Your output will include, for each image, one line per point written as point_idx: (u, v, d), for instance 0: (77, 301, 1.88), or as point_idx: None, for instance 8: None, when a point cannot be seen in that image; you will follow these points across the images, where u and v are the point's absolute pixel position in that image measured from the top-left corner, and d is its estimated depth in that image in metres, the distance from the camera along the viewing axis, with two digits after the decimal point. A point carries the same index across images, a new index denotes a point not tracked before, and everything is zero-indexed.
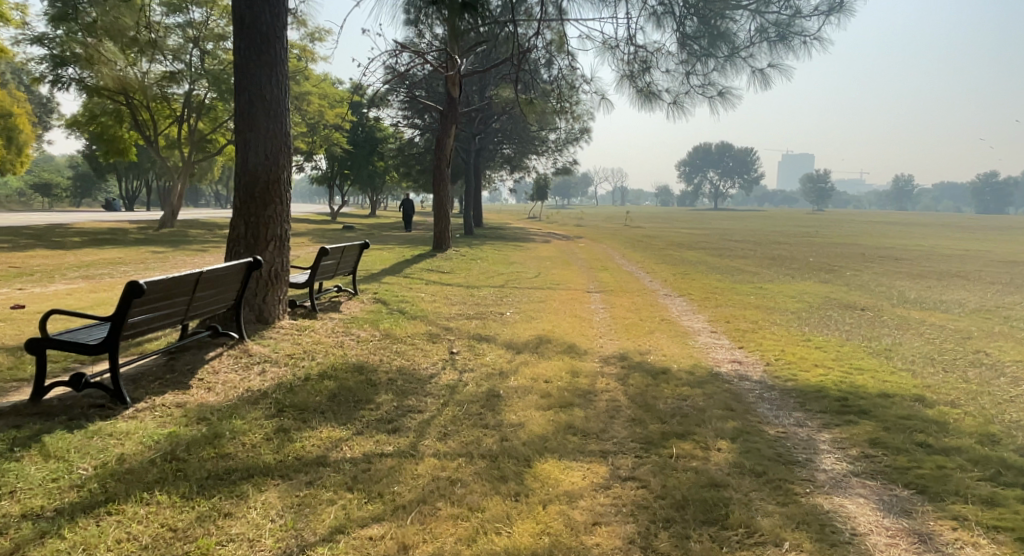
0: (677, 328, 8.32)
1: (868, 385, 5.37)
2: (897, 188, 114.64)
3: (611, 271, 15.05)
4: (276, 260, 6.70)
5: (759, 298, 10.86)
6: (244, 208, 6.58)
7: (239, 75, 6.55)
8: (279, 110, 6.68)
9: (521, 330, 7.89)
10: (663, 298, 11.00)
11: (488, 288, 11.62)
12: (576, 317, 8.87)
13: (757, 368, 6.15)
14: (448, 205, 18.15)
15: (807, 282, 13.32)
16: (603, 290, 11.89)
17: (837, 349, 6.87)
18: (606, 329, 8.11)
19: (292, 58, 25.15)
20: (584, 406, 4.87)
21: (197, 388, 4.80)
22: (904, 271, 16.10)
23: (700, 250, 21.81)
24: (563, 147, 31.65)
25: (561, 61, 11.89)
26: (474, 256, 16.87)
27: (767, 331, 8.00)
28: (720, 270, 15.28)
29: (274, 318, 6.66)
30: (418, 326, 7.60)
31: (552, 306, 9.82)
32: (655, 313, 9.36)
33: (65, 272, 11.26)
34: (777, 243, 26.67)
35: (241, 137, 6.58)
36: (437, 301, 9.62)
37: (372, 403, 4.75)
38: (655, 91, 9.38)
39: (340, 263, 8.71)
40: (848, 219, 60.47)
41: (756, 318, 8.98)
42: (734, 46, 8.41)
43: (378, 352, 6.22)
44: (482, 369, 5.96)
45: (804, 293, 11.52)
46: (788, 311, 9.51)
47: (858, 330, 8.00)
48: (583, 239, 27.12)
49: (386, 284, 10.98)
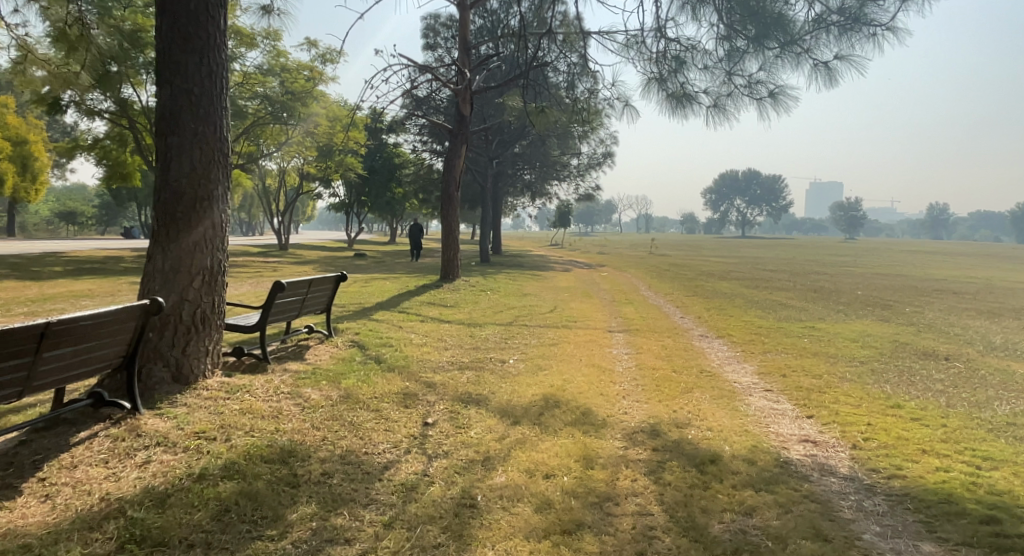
0: (720, 383, 6.70)
1: (1016, 493, 3.80)
2: (932, 215, 111.59)
3: (636, 305, 13.41)
4: (204, 299, 5.17)
5: (815, 342, 9.12)
6: (163, 233, 5.07)
7: (160, 65, 5.11)
8: (211, 107, 5.21)
9: (524, 386, 6.26)
10: (700, 341, 9.32)
11: (493, 326, 10.01)
12: (596, 367, 7.24)
13: (843, 455, 4.54)
14: (456, 231, 16.64)
15: (866, 320, 11.57)
16: (628, 329, 10.23)
17: (942, 424, 5.20)
18: (632, 385, 6.49)
19: (303, 79, 24.24)
20: (599, 530, 3.33)
21: (28, 498, 3.31)
22: (971, 307, 14.26)
23: (733, 281, 20.10)
24: (586, 172, 30.17)
25: (578, 70, 10.37)
26: (484, 288, 15.35)
27: (840, 390, 6.32)
28: (761, 305, 13.58)
29: (197, 377, 5.08)
30: (393, 381, 6.03)
31: (568, 351, 8.20)
32: (692, 362, 7.69)
33: (12, 307, 9.86)
34: (816, 273, 24.81)
35: (162, 142, 5.11)
36: (425, 345, 8.00)
37: (279, 525, 3.21)
38: (689, 95, 7.83)
39: (306, 299, 7.17)
40: (882, 249, 58.07)
41: (819, 370, 7.28)
42: (790, 36, 6.80)
43: (325, 425, 4.62)
44: (461, 452, 4.36)
45: (868, 336, 9.79)
46: (857, 361, 7.81)
47: (957, 394, 6.27)
48: (607, 269, 25.47)
49: (371, 323, 9.40)
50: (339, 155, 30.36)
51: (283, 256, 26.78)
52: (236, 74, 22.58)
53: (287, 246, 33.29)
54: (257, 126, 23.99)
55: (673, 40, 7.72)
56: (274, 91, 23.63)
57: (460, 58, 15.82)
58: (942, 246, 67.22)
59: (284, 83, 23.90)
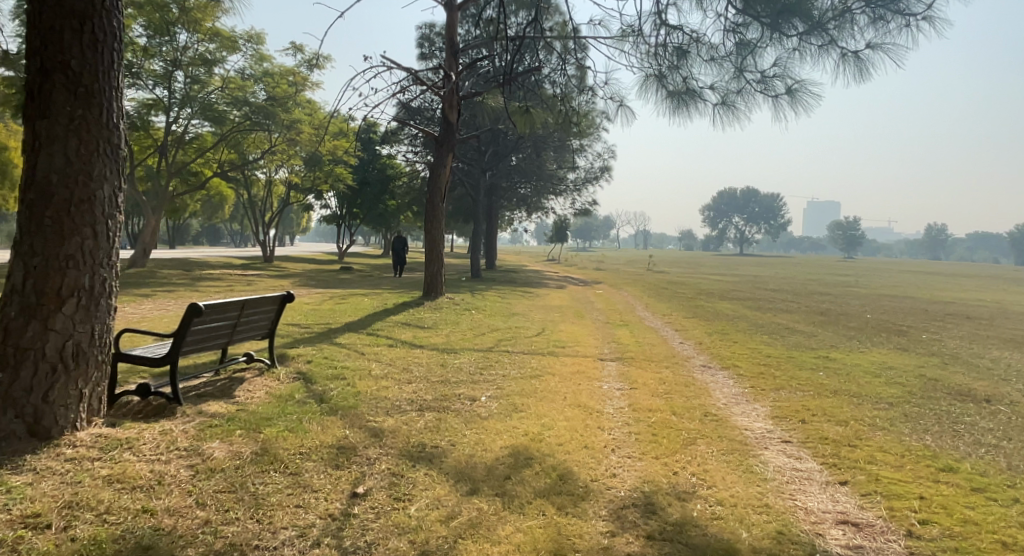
0: (729, 431, 5.59)
1: None
2: (930, 237, 111.09)
3: (631, 328, 12.33)
4: (80, 329, 4.11)
5: (834, 377, 7.99)
6: (26, 245, 4.00)
7: (28, 32, 4.06)
8: (95, 88, 4.15)
9: (491, 434, 5.13)
10: (703, 373, 8.18)
11: (470, 352, 8.90)
12: (581, 407, 6.10)
13: (897, 549, 3.47)
14: (440, 246, 15.53)
15: (883, 349, 10.50)
16: (621, 357, 9.10)
17: (1015, 500, 4.10)
18: (624, 434, 5.36)
19: (286, 84, 23.23)
20: None
21: None
22: (992, 335, 13.16)
23: (735, 301, 19.03)
24: (582, 187, 29.11)
25: (569, 69, 9.32)
26: (468, 306, 14.26)
27: (874, 445, 5.19)
28: (767, 330, 12.47)
29: (64, 431, 4.02)
30: (331, 428, 4.93)
31: (550, 385, 7.07)
32: (694, 402, 6.58)
33: None
34: (820, 294, 23.66)
35: (31, 129, 4.06)
36: (384, 378, 6.87)
37: None
38: (694, 93, 6.78)
39: (239, 324, 6.04)
40: (883, 269, 57.12)
41: (843, 414, 6.17)
42: (813, 23, 5.76)
43: (215, 500, 3.53)
44: (391, 547, 3.28)
45: (890, 370, 8.71)
46: (886, 403, 6.71)
47: (1018, 452, 5.14)
48: (602, 286, 24.36)
49: (330, 348, 8.28)
50: (327, 165, 29.37)
51: (265, 269, 25.70)
52: (217, 78, 21.65)
53: (272, 258, 32.16)
54: (239, 131, 23.01)
55: (676, 29, 6.66)
56: (257, 98, 22.68)
57: (446, 62, 14.80)
58: (939, 267, 66.54)
59: (267, 88, 23.05)
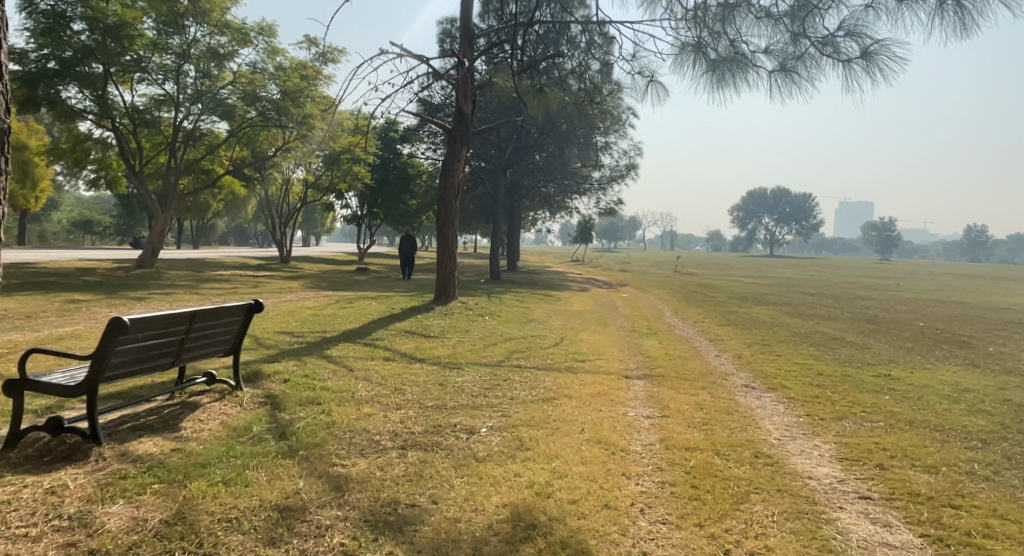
0: (787, 480, 4.41)
1: None
2: (970, 239, 107.18)
3: (660, 337, 11.12)
4: None
5: (904, 403, 6.74)
6: None
7: None
8: None
9: (487, 485, 4.03)
10: (746, 396, 6.96)
11: (477, 367, 7.79)
12: (602, 444, 4.98)
13: None
14: (454, 246, 14.36)
15: (950, 366, 9.18)
16: (650, 375, 7.92)
17: None
18: (656, 484, 4.23)
19: (300, 79, 22.40)
20: None
21: None
22: None
23: (772, 306, 17.65)
24: (608, 185, 27.82)
25: (594, 51, 8.16)
26: (481, 312, 13.19)
27: (985, 507, 4.00)
28: (814, 340, 11.15)
29: None
30: (280, 478, 3.88)
31: (566, 412, 5.90)
32: (740, 436, 5.41)
33: None
34: (861, 298, 22.12)
35: None
36: (368, 402, 5.80)
37: None
38: (740, 62, 5.66)
39: (191, 341, 5.01)
40: (921, 271, 54.67)
41: (930, 456, 4.97)
42: None
43: None
44: None
45: (967, 392, 7.41)
46: (978, 440, 5.46)
47: None
48: (628, 288, 23.04)
49: (315, 363, 7.22)
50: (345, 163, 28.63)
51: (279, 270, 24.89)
52: (233, 73, 21.02)
53: (288, 258, 31.37)
54: (250, 128, 22.24)
55: None
56: (272, 95, 21.85)
57: (463, 49, 13.71)
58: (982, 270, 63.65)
59: (278, 83, 22.20)
